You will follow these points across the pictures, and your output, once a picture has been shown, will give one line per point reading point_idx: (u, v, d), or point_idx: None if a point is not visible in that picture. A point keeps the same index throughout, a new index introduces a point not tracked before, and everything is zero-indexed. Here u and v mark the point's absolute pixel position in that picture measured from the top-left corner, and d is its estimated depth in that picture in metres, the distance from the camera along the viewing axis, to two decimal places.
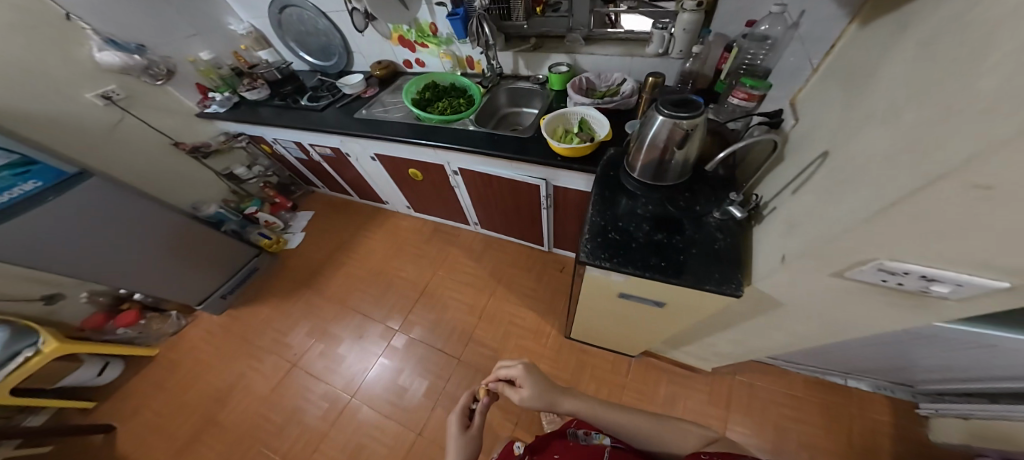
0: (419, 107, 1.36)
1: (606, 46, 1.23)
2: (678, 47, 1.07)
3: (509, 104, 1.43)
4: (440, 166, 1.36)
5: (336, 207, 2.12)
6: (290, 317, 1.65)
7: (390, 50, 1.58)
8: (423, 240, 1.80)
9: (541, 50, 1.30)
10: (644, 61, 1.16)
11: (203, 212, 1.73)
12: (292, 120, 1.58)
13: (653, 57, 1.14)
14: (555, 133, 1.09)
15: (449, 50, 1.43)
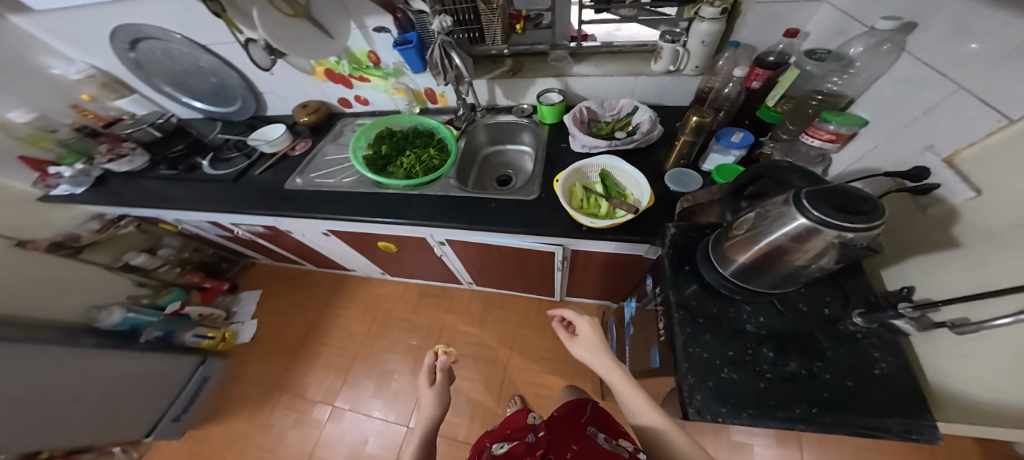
0: (375, 168, 1.03)
1: (600, 63, 0.99)
2: (692, 62, 0.87)
3: (489, 142, 1.16)
4: (420, 238, 1.05)
5: (289, 281, 1.73)
6: (268, 438, 1.32)
7: (314, 87, 1.21)
8: (412, 308, 1.52)
9: (521, 75, 1.03)
10: (651, 81, 0.95)
11: (108, 322, 1.28)
12: (198, 198, 1.15)
13: (663, 75, 0.93)
14: (574, 197, 0.85)
15: (398, 85, 1.12)
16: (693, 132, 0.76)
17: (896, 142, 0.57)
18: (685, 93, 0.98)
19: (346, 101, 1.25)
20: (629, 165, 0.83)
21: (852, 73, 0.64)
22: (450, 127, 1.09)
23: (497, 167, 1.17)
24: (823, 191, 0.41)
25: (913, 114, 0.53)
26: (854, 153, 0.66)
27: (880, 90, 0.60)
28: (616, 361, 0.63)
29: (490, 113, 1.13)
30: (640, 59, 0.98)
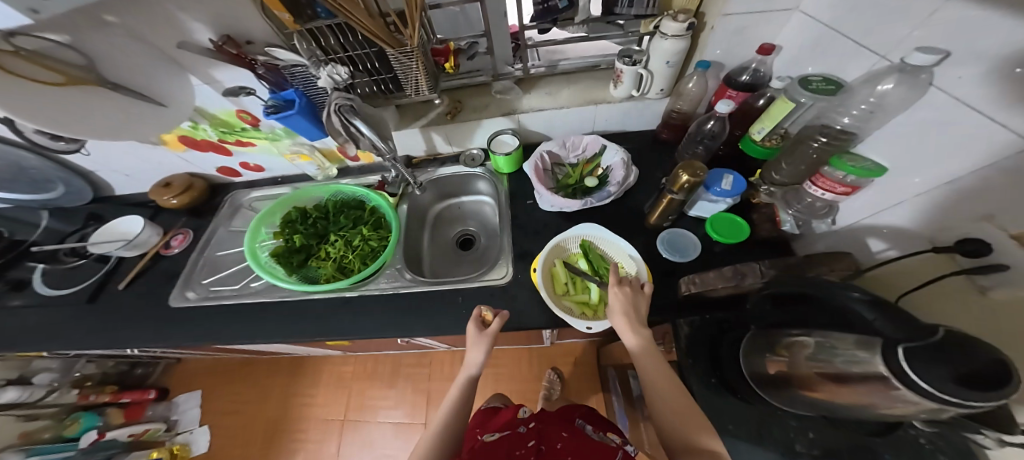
0: (298, 262, 0.88)
1: (552, 91, 0.81)
2: (656, 86, 0.74)
3: (438, 198, 0.98)
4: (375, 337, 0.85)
5: (236, 372, 1.45)
6: None
7: (191, 160, 1.01)
8: (391, 376, 1.34)
9: (461, 118, 0.83)
10: (614, 108, 0.80)
11: None
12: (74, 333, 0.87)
13: (624, 101, 0.78)
14: (558, 285, 0.70)
15: (297, 150, 0.95)
16: (687, 193, 0.63)
17: (938, 198, 0.46)
18: (650, 116, 0.85)
19: (228, 171, 1.09)
20: (616, 235, 0.70)
21: (865, 109, 0.53)
22: (382, 192, 0.93)
23: (454, 225, 1.00)
24: (932, 346, 0.27)
25: (956, 168, 0.43)
26: (873, 204, 0.56)
27: (894, 130, 0.50)
28: (643, 329, 0.52)
29: (433, 165, 0.94)
30: (595, 80, 0.81)
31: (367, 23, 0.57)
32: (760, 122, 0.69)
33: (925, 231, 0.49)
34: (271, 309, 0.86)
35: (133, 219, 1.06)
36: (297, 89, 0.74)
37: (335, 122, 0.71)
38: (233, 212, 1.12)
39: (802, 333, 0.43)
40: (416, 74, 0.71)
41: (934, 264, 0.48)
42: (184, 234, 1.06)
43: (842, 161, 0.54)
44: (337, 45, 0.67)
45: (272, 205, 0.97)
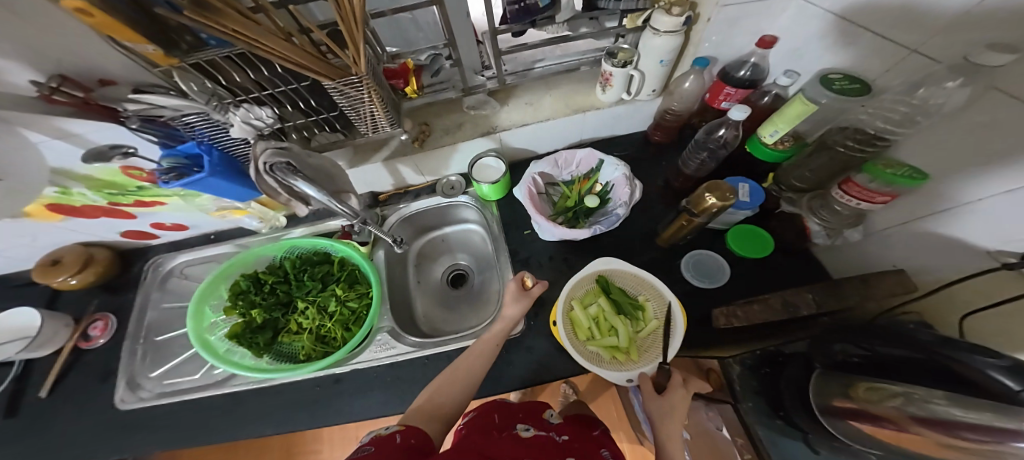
0: (268, 341, 0.77)
1: (533, 99, 0.72)
2: (647, 87, 0.67)
3: (420, 236, 0.87)
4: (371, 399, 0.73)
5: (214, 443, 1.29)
6: None
7: (90, 222, 0.83)
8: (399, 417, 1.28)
9: (429, 145, 0.70)
10: (602, 114, 0.73)
11: None
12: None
13: (614, 105, 0.71)
14: (581, 330, 0.63)
15: (225, 205, 0.78)
16: (711, 215, 0.60)
17: (996, 205, 0.41)
18: (640, 119, 0.80)
19: (138, 233, 0.92)
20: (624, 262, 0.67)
21: (904, 111, 0.48)
22: (350, 241, 0.80)
23: (441, 261, 0.90)
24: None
25: (1016, 179, 0.38)
26: (914, 210, 0.52)
27: (935, 132, 0.46)
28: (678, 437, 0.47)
29: (405, 200, 0.81)
30: (578, 83, 0.73)
31: (285, 52, 0.41)
32: (772, 124, 0.64)
33: (989, 242, 0.43)
34: (250, 398, 0.74)
35: (25, 311, 0.84)
36: (199, 141, 0.58)
37: (270, 182, 0.58)
38: (158, 282, 0.95)
39: (886, 381, 0.35)
40: (368, 106, 0.57)
41: (1009, 284, 0.41)
42: (104, 319, 0.89)
43: (876, 166, 0.51)
44: (249, 82, 0.52)
45: (213, 275, 0.82)
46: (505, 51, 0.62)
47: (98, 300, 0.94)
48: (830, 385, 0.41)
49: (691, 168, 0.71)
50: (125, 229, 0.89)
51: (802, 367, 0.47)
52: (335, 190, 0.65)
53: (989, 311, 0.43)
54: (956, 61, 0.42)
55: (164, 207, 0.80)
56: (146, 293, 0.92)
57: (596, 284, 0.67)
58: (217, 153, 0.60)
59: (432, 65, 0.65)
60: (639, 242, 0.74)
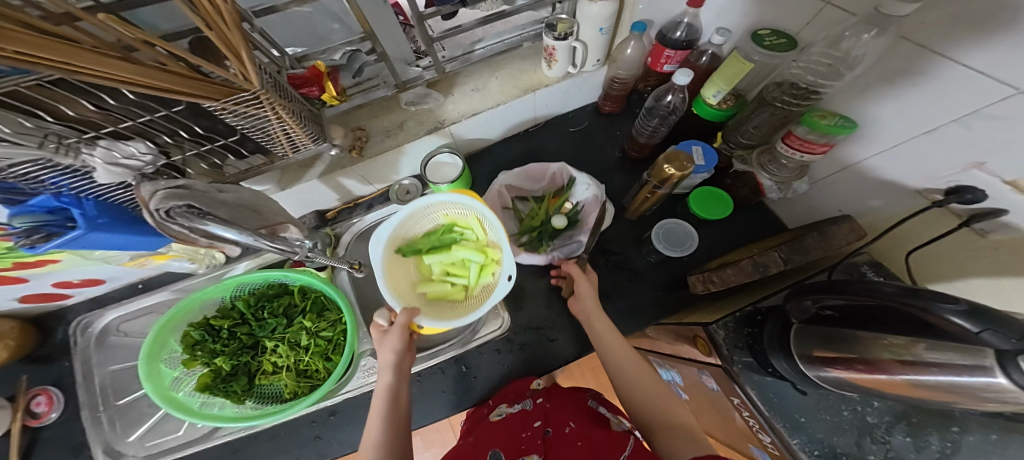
0: (245, 386, 0.72)
1: (479, 85, 0.63)
2: (591, 57, 0.62)
3: None
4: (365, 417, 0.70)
5: None
6: None
7: None
8: None
9: (371, 152, 0.60)
10: (553, 92, 0.66)
11: None
12: None
13: (563, 80, 0.65)
14: (451, 293, 0.62)
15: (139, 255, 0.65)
16: (672, 185, 0.58)
17: (913, 147, 0.44)
18: (589, 89, 0.73)
19: (41, 296, 0.77)
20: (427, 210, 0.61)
21: (828, 64, 0.49)
22: (306, 269, 0.72)
23: None
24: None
25: (932, 119, 0.40)
26: (845, 158, 0.55)
27: (855, 84, 0.48)
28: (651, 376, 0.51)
29: (357, 213, 0.73)
30: (522, 60, 0.65)
31: (133, 77, 0.29)
32: (712, 84, 0.62)
33: (914, 183, 0.46)
34: (246, 445, 0.71)
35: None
36: (56, 191, 0.44)
37: (176, 226, 0.46)
38: (93, 343, 0.83)
39: (869, 332, 0.38)
40: (276, 124, 0.45)
41: (943, 219, 0.44)
42: (47, 394, 0.79)
43: (815, 120, 0.49)
44: (95, 116, 0.38)
45: (156, 330, 0.70)
46: (436, 37, 0.56)
47: (30, 373, 0.82)
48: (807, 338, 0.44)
49: (643, 137, 0.68)
50: (22, 297, 0.74)
51: (781, 325, 0.48)
52: (266, 225, 0.56)
53: (932, 246, 0.46)
54: (868, 14, 0.41)
55: (60, 264, 0.64)
56: (82, 360, 0.81)
57: (411, 258, 0.62)
58: (90, 202, 0.48)
59: (351, 63, 0.55)
60: (609, 219, 0.73)
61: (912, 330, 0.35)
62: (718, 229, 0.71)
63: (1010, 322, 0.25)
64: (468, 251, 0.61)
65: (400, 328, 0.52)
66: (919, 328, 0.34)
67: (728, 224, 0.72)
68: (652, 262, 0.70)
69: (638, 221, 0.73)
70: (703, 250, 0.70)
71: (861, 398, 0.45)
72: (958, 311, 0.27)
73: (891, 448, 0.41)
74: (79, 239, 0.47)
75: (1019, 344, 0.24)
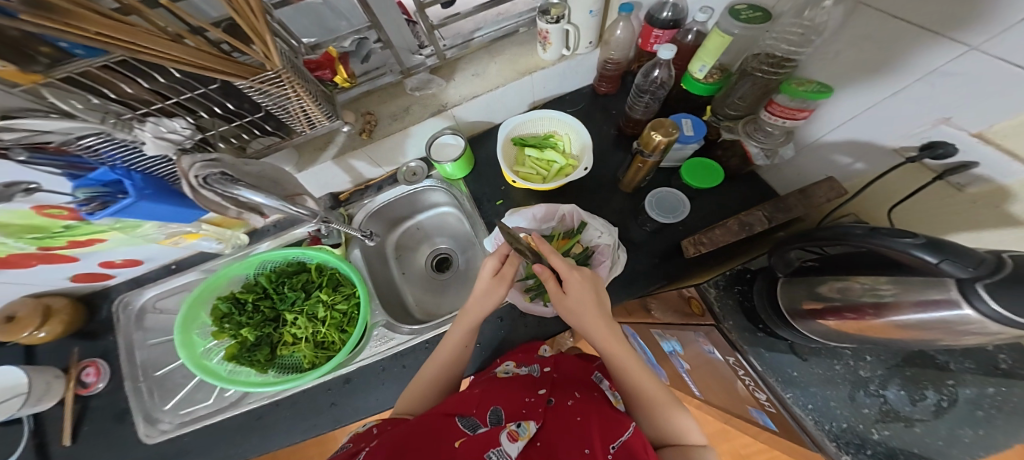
0: (268, 355, 0.78)
1: (479, 70, 0.67)
2: (584, 40, 0.65)
3: (392, 227, 0.86)
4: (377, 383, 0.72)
5: None
6: None
7: (33, 275, 0.77)
8: None
9: (380, 134, 0.65)
10: (549, 73, 0.69)
11: None
12: None
13: (558, 63, 0.68)
14: (531, 176, 0.72)
15: (173, 230, 0.72)
16: (661, 153, 0.61)
17: (890, 105, 0.45)
18: (584, 72, 0.76)
19: (89, 276, 0.86)
20: (560, 112, 0.71)
21: (799, 33, 0.52)
22: (322, 246, 0.77)
23: (421, 250, 0.89)
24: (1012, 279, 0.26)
25: (911, 74, 0.41)
26: (829, 120, 0.56)
27: (828, 47, 0.50)
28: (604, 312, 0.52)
29: (368, 195, 0.78)
30: (520, 46, 0.68)
31: (176, 53, 0.35)
32: (697, 59, 0.65)
33: (891, 142, 0.48)
34: (267, 413, 0.76)
35: (13, 373, 0.77)
36: (111, 165, 0.51)
37: (209, 194, 0.53)
38: (133, 319, 0.92)
39: (841, 278, 0.40)
40: (296, 102, 0.51)
41: (918, 174, 0.45)
42: (95, 365, 0.88)
43: (793, 86, 0.52)
44: (147, 93, 0.45)
45: (188, 303, 0.78)
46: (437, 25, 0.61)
47: (81, 346, 0.91)
48: (796, 292, 0.45)
49: (637, 113, 0.70)
50: (74, 274, 0.84)
51: (769, 281, 0.51)
52: (286, 194, 0.63)
53: (912, 197, 0.48)
54: None
55: (105, 243, 0.73)
56: (125, 334, 0.90)
57: (515, 146, 0.73)
58: (137, 175, 0.54)
59: (358, 51, 0.60)
60: (605, 194, 0.76)
61: (882, 270, 0.36)
62: (714, 199, 0.73)
63: (964, 254, 0.28)
64: (556, 154, 0.72)
65: (505, 282, 0.57)
66: (888, 268, 0.36)
67: (723, 194, 0.73)
68: (647, 231, 0.72)
69: (633, 194, 0.76)
70: (697, 219, 0.72)
71: (853, 353, 0.47)
72: (920, 246, 0.30)
73: (884, 399, 0.44)
74: (129, 206, 0.55)
75: (977, 271, 0.27)
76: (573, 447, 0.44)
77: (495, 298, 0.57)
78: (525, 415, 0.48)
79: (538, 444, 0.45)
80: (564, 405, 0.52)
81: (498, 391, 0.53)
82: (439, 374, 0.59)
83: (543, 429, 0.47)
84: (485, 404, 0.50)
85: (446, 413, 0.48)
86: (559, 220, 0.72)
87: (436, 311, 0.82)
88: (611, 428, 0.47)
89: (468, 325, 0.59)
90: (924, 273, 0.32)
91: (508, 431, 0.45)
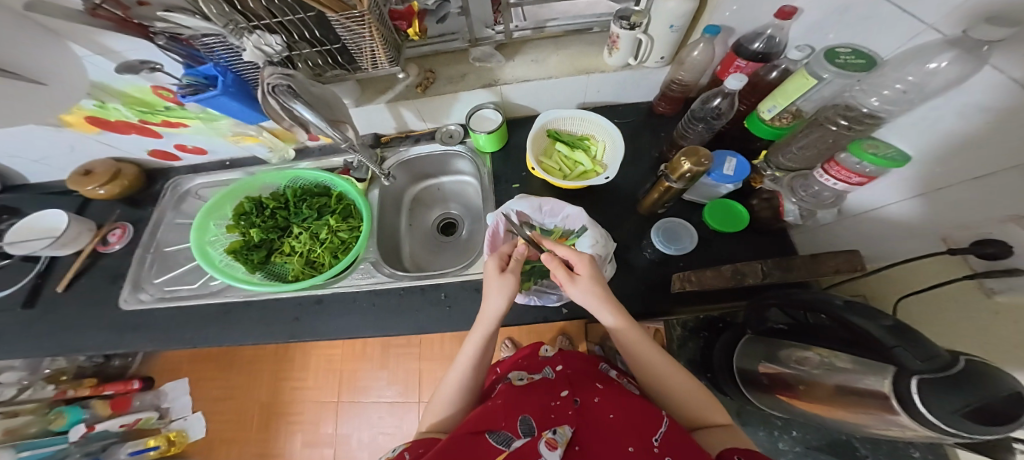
0: (264, 257, 0.83)
1: (538, 57, 0.73)
2: (657, 53, 0.66)
3: (412, 180, 0.92)
4: (342, 315, 0.73)
5: (213, 357, 1.45)
6: None
7: (116, 140, 0.91)
8: (388, 343, 1.42)
9: (433, 91, 0.73)
10: (608, 78, 0.73)
11: None
12: (50, 340, 0.83)
13: (621, 70, 0.72)
14: (554, 171, 0.75)
15: (239, 131, 0.83)
16: (686, 181, 0.61)
17: (959, 191, 0.42)
18: (647, 88, 0.80)
19: (162, 154, 0.98)
20: (603, 119, 0.75)
21: (900, 89, 0.43)
22: (348, 178, 0.85)
23: (433, 209, 0.96)
24: (944, 377, 0.29)
25: (988, 166, 0.37)
26: (889, 191, 0.52)
27: (924, 115, 0.43)
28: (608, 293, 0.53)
29: (404, 143, 0.86)
30: (587, 45, 0.73)
31: None
32: (771, 98, 0.60)
33: (941, 230, 0.47)
34: (237, 310, 0.79)
35: (55, 213, 0.92)
36: (216, 62, 0.62)
37: (272, 103, 0.60)
38: (174, 203, 1.01)
39: (803, 347, 0.49)
40: (369, 42, 0.60)
41: (950, 265, 0.46)
42: (123, 229, 0.96)
43: (862, 149, 0.47)
44: (260, 8, 0.52)
45: (217, 196, 0.86)
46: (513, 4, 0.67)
47: (116, 204, 1.01)
48: (756, 350, 0.57)
49: (687, 139, 0.72)
50: (150, 152, 0.97)
51: (735, 336, 0.66)
52: (334, 119, 0.66)
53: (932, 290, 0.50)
54: (949, 37, 0.37)
55: (186, 130, 0.86)
56: (159, 210, 0.99)
57: (549, 138, 0.78)
58: (230, 76, 0.64)
59: (438, 10, 0.70)
60: (621, 208, 0.77)
61: (841, 346, 0.43)
62: (728, 244, 0.71)
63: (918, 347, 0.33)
64: (585, 158, 0.76)
65: (513, 276, 0.56)
66: (857, 347, 0.41)
67: (741, 241, 0.71)
68: (649, 258, 0.71)
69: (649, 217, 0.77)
70: (705, 257, 0.70)
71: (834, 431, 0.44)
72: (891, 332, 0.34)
73: None
74: (212, 99, 0.63)
75: (921, 365, 0.32)
76: (614, 446, 0.43)
77: (506, 294, 0.55)
78: (556, 420, 0.46)
79: (576, 447, 0.43)
80: (592, 403, 0.50)
81: (522, 399, 0.50)
82: (463, 384, 0.56)
83: (579, 432, 0.45)
84: (513, 415, 0.47)
85: (471, 432, 0.44)
86: (564, 219, 0.73)
87: (427, 265, 0.89)
88: (644, 423, 0.46)
89: (485, 330, 0.56)
90: (882, 357, 0.36)
91: (546, 439, 0.42)
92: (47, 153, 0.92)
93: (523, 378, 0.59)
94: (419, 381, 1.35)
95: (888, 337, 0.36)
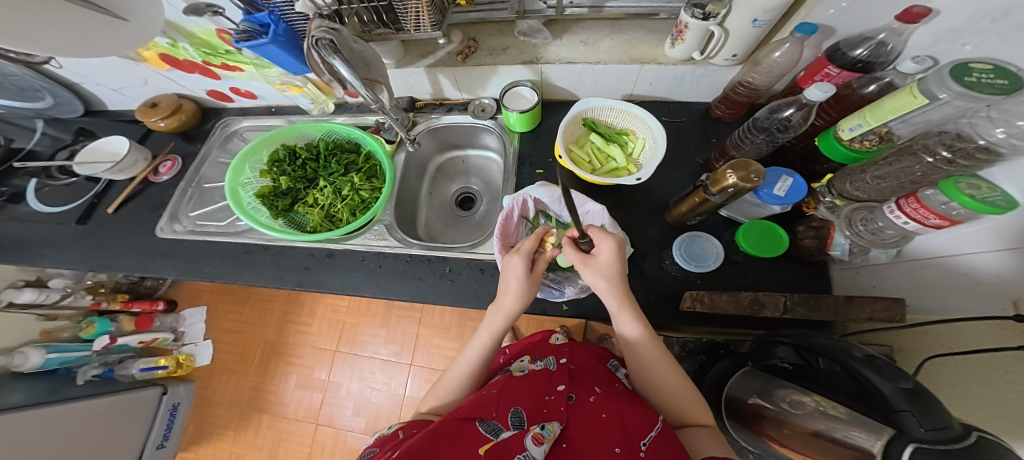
0: (290, 204, 0.86)
1: (589, 39, 0.70)
2: (729, 49, 0.61)
3: (439, 149, 0.92)
4: (347, 272, 0.74)
5: (232, 293, 1.54)
6: (267, 442, 1.33)
7: (181, 78, 0.97)
8: (390, 307, 1.43)
9: (473, 61, 0.73)
10: (664, 70, 0.69)
11: (31, 365, 1.13)
12: (97, 251, 0.91)
13: (682, 63, 0.67)
14: (583, 163, 0.72)
15: (287, 81, 0.84)
16: (726, 196, 0.55)
17: None
18: (706, 88, 0.74)
19: (220, 94, 1.03)
20: (647, 114, 0.70)
21: None
22: (379, 138, 0.86)
23: (455, 182, 0.96)
24: (943, 451, 0.24)
25: None
26: (971, 241, 0.44)
27: None
28: (626, 276, 0.50)
29: (438, 111, 0.86)
30: (649, 33, 0.69)
31: None
32: (857, 115, 0.53)
33: (1011, 290, 0.39)
34: (255, 251, 0.82)
35: (119, 140, 0.99)
36: (271, 11, 0.63)
37: (315, 57, 0.59)
38: (222, 140, 1.07)
39: (802, 392, 0.42)
40: (416, 4, 0.60)
41: (1005, 332, 0.39)
42: (173, 161, 1.02)
43: (956, 185, 0.38)
44: None
45: (256, 141, 0.90)
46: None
47: (170, 135, 1.08)
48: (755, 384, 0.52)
49: (742, 148, 0.67)
50: (209, 92, 1.02)
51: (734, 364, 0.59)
52: (368, 78, 0.64)
53: (974, 357, 0.43)
54: None
55: (242, 75, 0.90)
56: (207, 146, 1.04)
57: (584, 127, 0.74)
58: (283, 26, 0.65)
59: None
60: (648, 211, 0.73)
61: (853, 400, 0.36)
62: (757, 267, 0.65)
63: (934, 413, 0.27)
64: (619, 152, 0.72)
65: (537, 274, 0.53)
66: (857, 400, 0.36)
67: (771, 266, 0.65)
68: (665, 268, 0.66)
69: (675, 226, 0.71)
70: (728, 277, 0.65)
71: None
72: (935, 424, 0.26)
73: None
74: (262, 46, 0.64)
75: (927, 432, 0.27)
76: (601, 448, 0.40)
77: (527, 293, 0.53)
78: (547, 415, 0.44)
79: (564, 445, 0.41)
80: (587, 401, 0.46)
81: (515, 389, 0.49)
82: (463, 366, 0.55)
83: (569, 429, 0.43)
84: (505, 405, 0.45)
85: (461, 418, 0.43)
86: (582, 215, 0.68)
87: (439, 237, 0.89)
88: (637, 425, 0.42)
89: (496, 321, 0.54)
90: (881, 417, 0.31)
91: (533, 433, 0.41)
92: (124, 84, 1.00)
93: (525, 367, 0.57)
94: (414, 348, 1.35)
95: (899, 399, 0.30)
